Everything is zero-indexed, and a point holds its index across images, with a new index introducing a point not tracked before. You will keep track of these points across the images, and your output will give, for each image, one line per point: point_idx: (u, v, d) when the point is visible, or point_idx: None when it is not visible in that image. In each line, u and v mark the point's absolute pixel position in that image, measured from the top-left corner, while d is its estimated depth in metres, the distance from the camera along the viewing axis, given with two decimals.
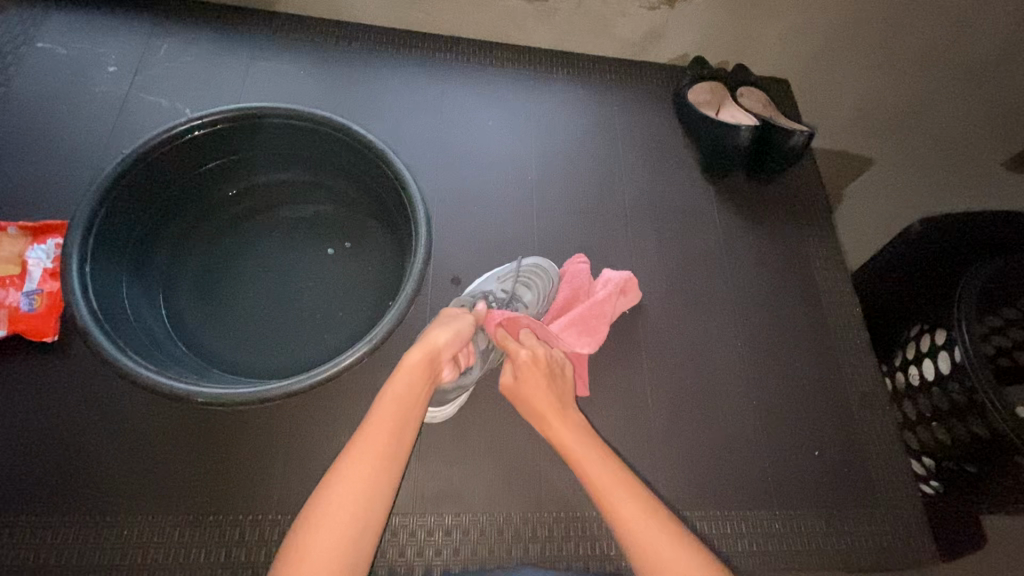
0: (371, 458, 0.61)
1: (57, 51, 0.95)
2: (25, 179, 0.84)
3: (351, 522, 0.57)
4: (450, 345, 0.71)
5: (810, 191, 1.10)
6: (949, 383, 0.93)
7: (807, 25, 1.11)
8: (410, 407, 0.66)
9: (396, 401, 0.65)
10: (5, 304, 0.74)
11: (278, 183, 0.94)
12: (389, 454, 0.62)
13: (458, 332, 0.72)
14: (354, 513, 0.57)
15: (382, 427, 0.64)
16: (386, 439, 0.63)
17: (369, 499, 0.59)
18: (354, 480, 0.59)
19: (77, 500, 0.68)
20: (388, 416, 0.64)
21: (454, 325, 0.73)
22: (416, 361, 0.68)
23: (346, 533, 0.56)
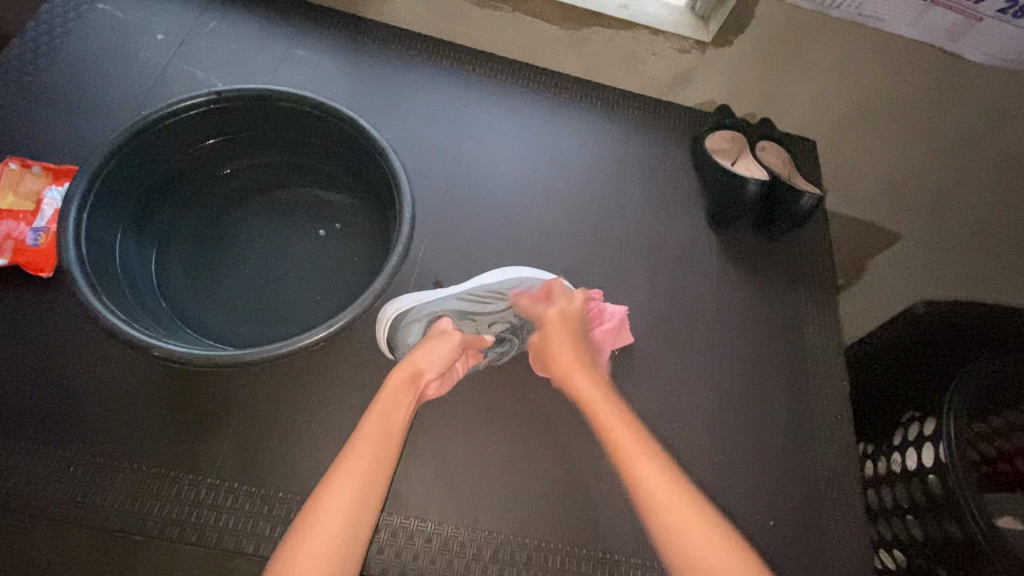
0: (357, 472, 0.65)
1: (115, 14, 1.02)
2: (58, 125, 0.90)
3: (347, 523, 0.62)
4: (432, 368, 0.77)
5: (819, 256, 1.08)
6: (929, 476, 0.88)
7: (841, 89, 1.09)
8: (394, 427, 0.71)
9: (379, 419, 0.71)
10: (14, 236, 0.79)
11: (284, 164, 0.99)
12: (374, 469, 0.66)
13: (440, 353, 0.78)
14: (347, 518, 0.62)
15: (369, 440, 0.68)
16: (372, 457, 0.67)
17: (361, 504, 0.63)
18: (344, 486, 0.63)
19: (32, 429, 0.71)
20: (375, 432, 0.69)
21: (437, 348, 0.78)
22: (399, 382, 0.74)
23: (342, 531, 0.61)
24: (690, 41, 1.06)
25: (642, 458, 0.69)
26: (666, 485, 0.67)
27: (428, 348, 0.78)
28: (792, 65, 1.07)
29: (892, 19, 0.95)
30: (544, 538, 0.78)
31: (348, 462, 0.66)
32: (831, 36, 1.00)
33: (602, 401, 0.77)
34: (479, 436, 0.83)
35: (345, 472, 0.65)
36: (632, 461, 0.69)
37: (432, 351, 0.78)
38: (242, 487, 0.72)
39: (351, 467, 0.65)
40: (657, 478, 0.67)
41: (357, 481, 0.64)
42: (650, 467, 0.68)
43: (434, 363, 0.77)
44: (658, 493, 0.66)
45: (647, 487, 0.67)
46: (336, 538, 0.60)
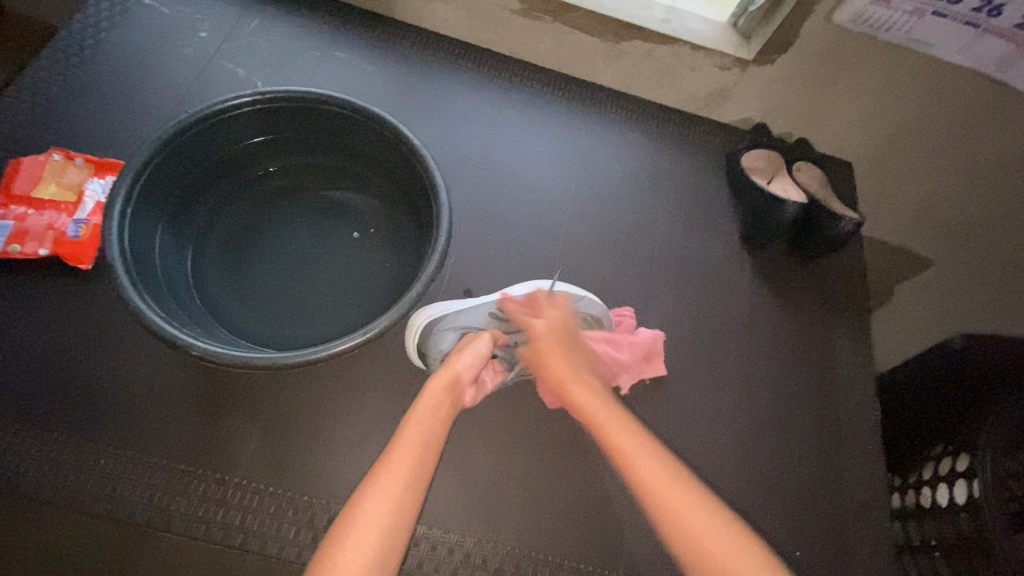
0: (398, 482, 0.65)
1: (160, 10, 1.03)
2: (102, 119, 0.91)
3: (388, 530, 0.62)
4: (469, 370, 0.78)
5: (851, 280, 1.06)
6: (962, 513, 0.87)
7: (882, 113, 1.08)
8: (434, 437, 0.71)
9: (420, 423, 0.71)
10: (55, 227, 0.80)
11: (321, 167, 0.99)
12: (414, 478, 0.66)
13: (476, 355, 0.79)
14: (387, 527, 0.62)
15: (411, 449, 0.68)
16: (412, 465, 0.67)
17: (399, 513, 0.63)
18: (386, 494, 0.64)
19: (66, 421, 0.72)
20: (415, 441, 0.69)
21: (473, 348, 0.79)
22: (443, 389, 0.75)
23: (382, 537, 0.61)
24: (731, 58, 1.05)
25: (640, 461, 0.69)
26: (666, 487, 0.66)
27: (466, 353, 0.79)
28: (834, 86, 1.05)
29: (941, 46, 0.93)
30: (566, 557, 0.77)
31: (389, 468, 0.66)
32: (876, 59, 0.99)
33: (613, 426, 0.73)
34: (504, 449, 0.82)
35: (387, 480, 0.65)
36: (627, 463, 0.70)
37: (470, 356, 0.79)
38: (269, 488, 0.72)
39: (392, 474, 0.65)
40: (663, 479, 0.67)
41: (398, 488, 0.64)
42: (652, 470, 0.68)
43: (471, 366, 0.78)
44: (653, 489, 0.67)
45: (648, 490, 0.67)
46: (375, 548, 0.60)
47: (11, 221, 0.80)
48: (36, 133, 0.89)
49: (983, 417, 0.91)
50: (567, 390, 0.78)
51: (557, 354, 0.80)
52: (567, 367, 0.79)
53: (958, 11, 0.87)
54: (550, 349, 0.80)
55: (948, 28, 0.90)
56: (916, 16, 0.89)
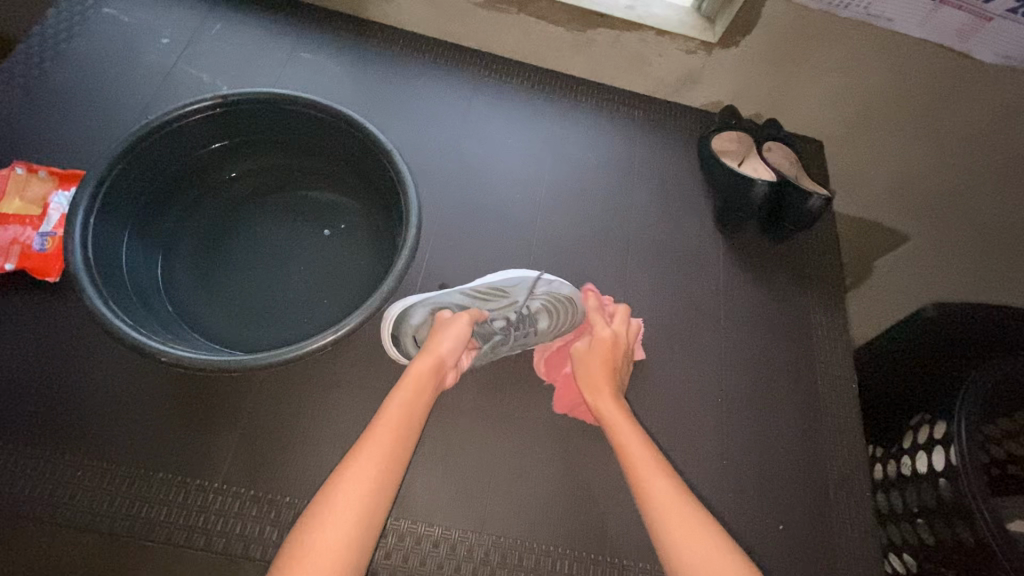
0: (377, 463, 0.66)
1: (120, 17, 1.02)
2: (64, 130, 0.90)
3: (362, 512, 0.62)
4: (452, 352, 0.78)
5: (825, 257, 1.07)
6: (941, 480, 0.88)
7: (849, 90, 1.09)
8: (415, 416, 0.72)
9: (403, 405, 0.71)
10: (20, 240, 0.79)
11: (288, 167, 0.99)
12: (393, 458, 0.67)
13: (457, 336, 0.79)
14: (364, 509, 0.63)
15: (394, 428, 0.69)
16: (391, 442, 0.68)
17: (376, 493, 0.64)
18: (365, 475, 0.64)
19: (38, 435, 0.71)
20: (397, 424, 0.70)
21: (455, 330, 0.79)
22: (428, 369, 0.75)
23: (356, 519, 0.62)
24: (696, 42, 1.05)
25: (655, 476, 0.71)
26: (675, 501, 0.68)
27: (448, 335, 0.79)
28: (799, 65, 1.06)
29: (901, 21, 0.94)
30: (552, 544, 0.78)
31: (370, 448, 0.67)
32: (839, 36, 0.99)
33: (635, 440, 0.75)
34: (486, 440, 0.82)
35: (368, 461, 0.66)
36: (641, 475, 0.72)
37: (452, 338, 0.79)
38: (249, 492, 0.72)
39: (372, 454, 0.66)
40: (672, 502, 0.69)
41: (378, 466, 0.65)
42: (657, 486, 0.70)
43: (454, 348, 0.78)
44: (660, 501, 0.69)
45: (660, 508, 0.68)
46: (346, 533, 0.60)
47: None
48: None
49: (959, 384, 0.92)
50: (597, 399, 0.80)
51: (601, 367, 0.82)
52: (609, 381, 0.81)
53: None
54: (601, 363, 0.83)
55: (906, 1, 0.91)
56: None
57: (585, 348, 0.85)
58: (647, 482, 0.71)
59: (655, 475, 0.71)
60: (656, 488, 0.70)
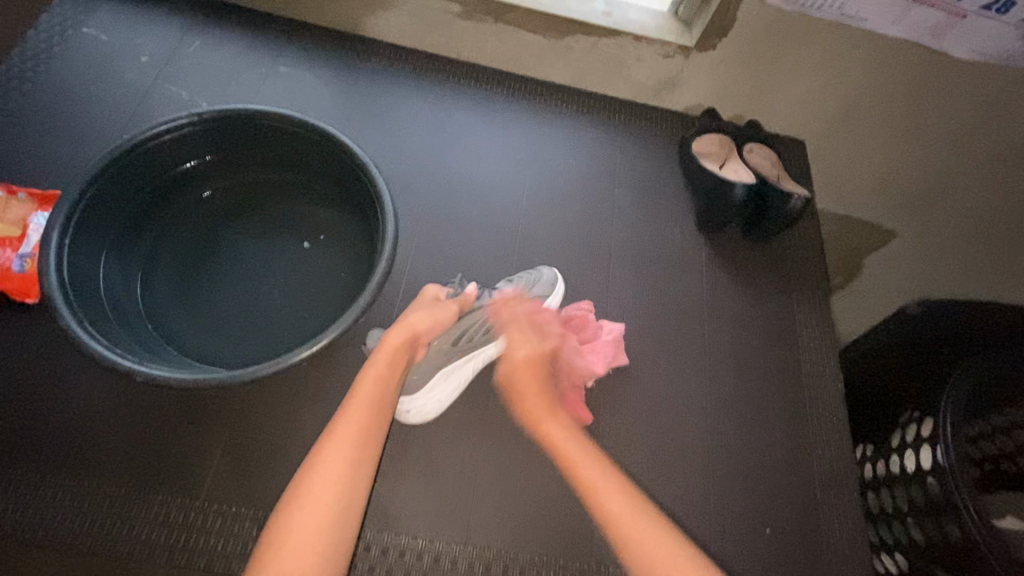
0: (350, 440, 0.69)
1: (99, 37, 1.02)
2: (44, 151, 0.91)
3: (345, 484, 0.66)
4: (427, 331, 0.82)
5: (809, 256, 1.07)
6: (929, 479, 0.87)
7: (827, 90, 1.09)
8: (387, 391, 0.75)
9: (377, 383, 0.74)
10: (0, 262, 0.79)
11: (266, 182, 0.98)
12: (366, 437, 0.70)
13: (435, 318, 0.83)
14: (341, 489, 0.65)
15: (364, 406, 0.72)
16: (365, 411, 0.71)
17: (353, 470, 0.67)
18: (339, 456, 0.67)
19: (17, 459, 0.71)
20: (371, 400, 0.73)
21: (434, 311, 0.83)
22: (401, 343, 0.78)
23: (340, 490, 0.65)
24: (674, 46, 1.06)
25: (608, 492, 0.71)
26: (637, 519, 0.68)
27: (425, 313, 0.83)
28: (776, 67, 1.06)
29: (875, 20, 0.95)
30: (538, 554, 0.77)
31: (343, 428, 0.69)
32: (815, 37, 1.00)
33: (579, 448, 0.76)
34: (470, 450, 0.82)
35: (340, 439, 0.68)
36: (596, 492, 0.72)
37: (429, 317, 0.83)
38: (231, 508, 0.72)
39: (344, 433, 0.69)
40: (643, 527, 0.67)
41: (356, 437, 0.69)
42: (614, 507, 0.70)
43: (429, 328, 0.82)
44: (629, 531, 0.67)
45: (617, 527, 0.68)
46: (325, 514, 0.63)
47: None
48: None
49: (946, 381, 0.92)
50: (544, 427, 0.78)
51: (536, 386, 0.82)
52: (551, 403, 0.80)
53: None
54: (533, 373, 0.83)
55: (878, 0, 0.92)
56: None
57: (519, 361, 0.84)
58: (602, 501, 0.71)
59: (614, 495, 0.71)
60: (621, 513, 0.69)
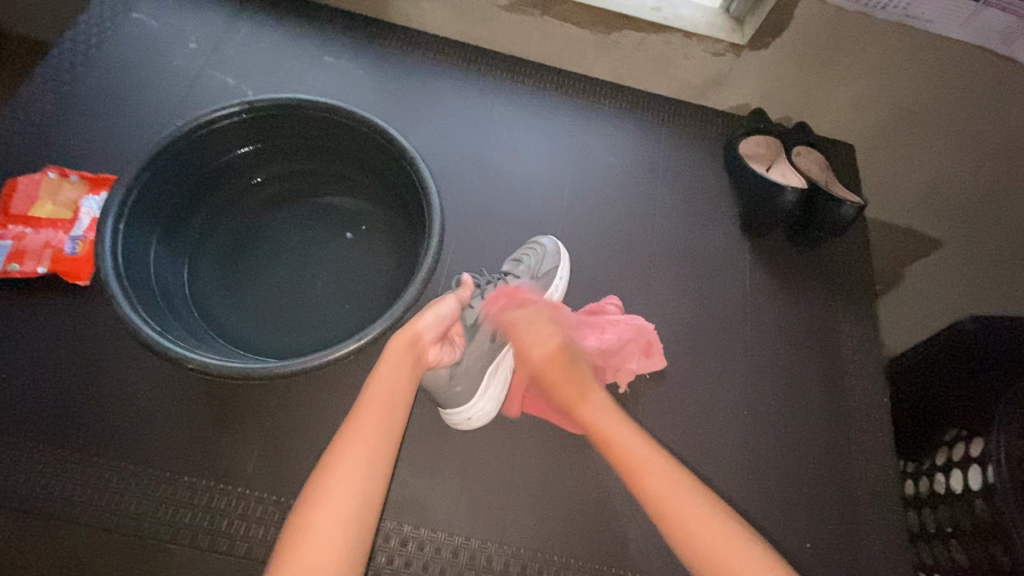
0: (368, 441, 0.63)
1: (148, 23, 1.03)
2: (95, 135, 0.92)
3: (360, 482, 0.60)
4: (429, 331, 0.74)
5: (855, 263, 1.04)
6: (977, 501, 0.85)
7: (882, 93, 1.06)
8: (401, 391, 0.70)
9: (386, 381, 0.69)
10: (52, 244, 0.81)
11: (310, 173, 0.99)
12: (383, 439, 0.65)
13: (439, 315, 0.76)
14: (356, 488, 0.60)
15: (381, 408, 0.67)
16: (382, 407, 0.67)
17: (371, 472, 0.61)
18: (355, 454, 0.62)
19: (66, 439, 0.72)
20: (382, 397, 0.67)
21: (435, 309, 0.75)
22: (402, 344, 0.72)
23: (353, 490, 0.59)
24: (725, 44, 1.03)
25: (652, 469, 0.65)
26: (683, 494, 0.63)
27: (425, 313, 0.75)
28: (830, 68, 1.03)
29: (941, 23, 0.91)
30: (572, 556, 0.77)
31: (359, 431, 0.64)
32: (874, 38, 0.97)
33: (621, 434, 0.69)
34: (506, 449, 0.82)
35: (356, 440, 0.63)
36: (638, 474, 0.66)
37: (431, 316, 0.75)
38: (272, 497, 0.72)
39: (362, 436, 0.64)
40: (698, 511, 0.61)
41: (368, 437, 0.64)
42: (666, 485, 0.64)
43: (431, 326, 0.74)
44: (678, 508, 0.62)
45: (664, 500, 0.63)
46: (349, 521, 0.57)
47: (9, 240, 0.80)
48: (29, 153, 0.89)
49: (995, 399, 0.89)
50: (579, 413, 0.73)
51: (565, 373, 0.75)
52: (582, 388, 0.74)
53: None
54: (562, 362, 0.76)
55: (947, 2, 0.88)
56: None
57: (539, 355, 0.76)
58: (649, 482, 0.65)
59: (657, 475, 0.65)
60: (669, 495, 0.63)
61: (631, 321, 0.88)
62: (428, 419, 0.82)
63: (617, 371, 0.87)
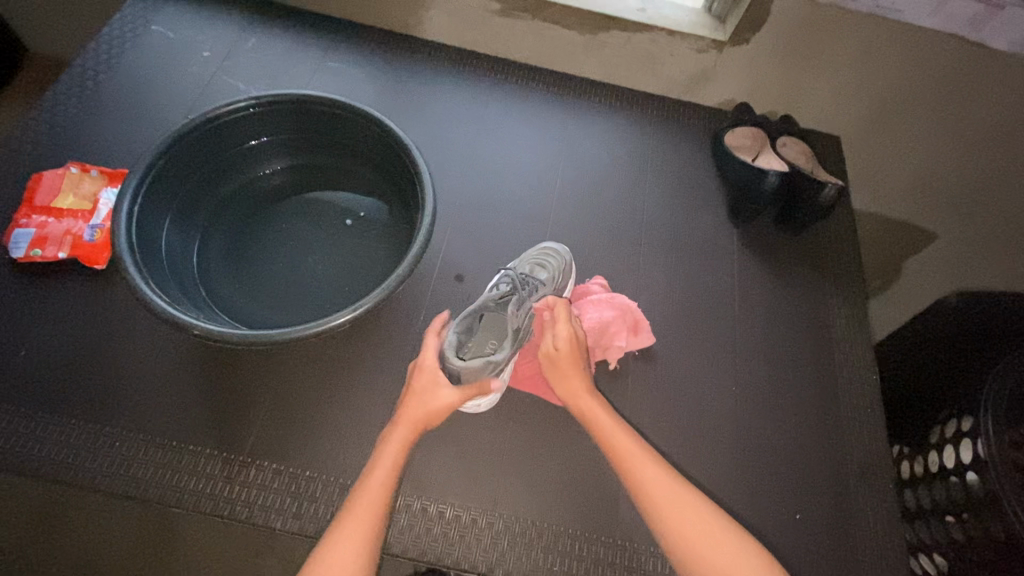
0: (358, 539, 0.65)
1: (167, 34, 1.11)
2: (115, 134, 0.98)
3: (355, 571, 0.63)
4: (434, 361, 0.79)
5: (842, 248, 1.06)
6: (968, 474, 0.86)
7: (863, 84, 1.09)
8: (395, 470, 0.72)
9: (389, 467, 0.71)
10: (73, 232, 0.86)
11: (314, 167, 1.06)
12: (377, 526, 0.67)
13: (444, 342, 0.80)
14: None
15: (374, 493, 0.69)
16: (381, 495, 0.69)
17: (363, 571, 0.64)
18: (350, 545, 0.64)
19: (78, 408, 0.76)
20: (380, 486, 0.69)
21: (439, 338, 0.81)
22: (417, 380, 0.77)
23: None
24: (707, 41, 1.08)
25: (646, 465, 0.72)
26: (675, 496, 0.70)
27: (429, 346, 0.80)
28: (811, 61, 1.07)
29: (910, 13, 0.96)
30: (563, 526, 0.78)
31: (350, 520, 0.66)
32: (850, 30, 1.01)
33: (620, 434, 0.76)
34: (498, 425, 0.84)
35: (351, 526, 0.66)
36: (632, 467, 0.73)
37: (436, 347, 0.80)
38: (272, 465, 0.75)
39: (356, 520, 0.66)
40: (685, 504, 0.69)
41: (363, 529, 0.66)
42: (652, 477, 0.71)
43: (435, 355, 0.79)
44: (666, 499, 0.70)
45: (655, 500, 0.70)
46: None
47: (33, 229, 0.86)
48: (54, 151, 0.96)
49: (984, 379, 0.90)
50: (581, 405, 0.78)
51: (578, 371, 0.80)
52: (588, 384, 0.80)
53: None
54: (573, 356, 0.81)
55: None
56: None
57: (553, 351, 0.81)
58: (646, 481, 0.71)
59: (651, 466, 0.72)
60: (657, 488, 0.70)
61: (614, 301, 0.92)
62: None
63: (605, 349, 0.89)
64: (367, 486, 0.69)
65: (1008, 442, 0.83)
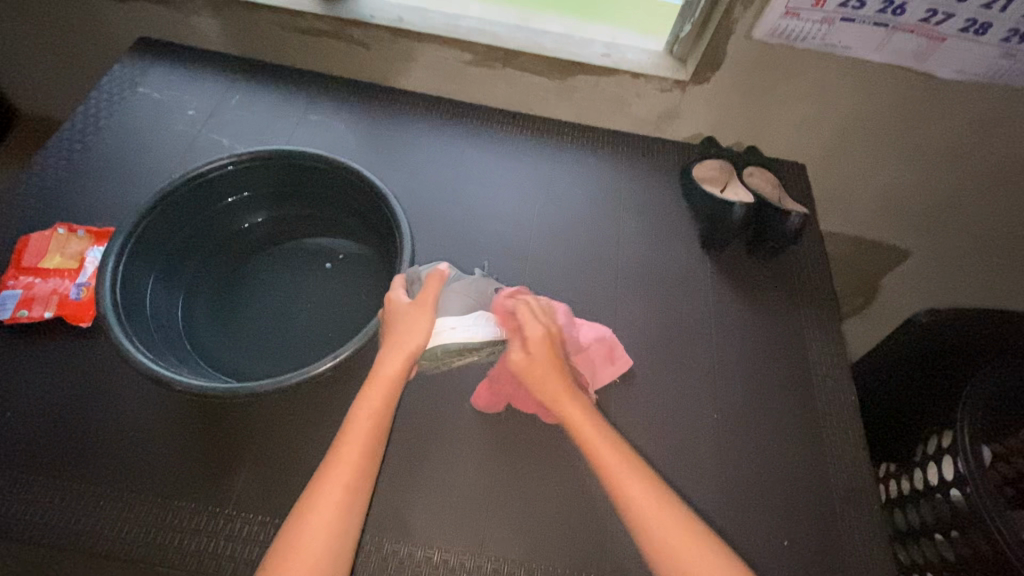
0: (341, 484, 0.69)
1: (152, 95, 1.15)
2: (102, 194, 1.01)
3: (341, 511, 0.68)
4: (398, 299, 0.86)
5: (812, 272, 1.10)
6: (952, 491, 0.87)
7: (820, 115, 1.15)
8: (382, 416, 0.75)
9: (371, 414, 0.74)
10: (59, 291, 0.88)
11: (296, 217, 1.11)
12: (362, 465, 0.71)
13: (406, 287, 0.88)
14: (339, 512, 0.67)
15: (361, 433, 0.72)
16: (369, 431, 0.73)
17: (348, 507, 0.69)
18: (334, 484, 0.69)
19: (61, 470, 0.77)
20: (367, 428, 0.73)
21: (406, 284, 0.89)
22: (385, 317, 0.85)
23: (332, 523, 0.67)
24: (670, 81, 1.13)
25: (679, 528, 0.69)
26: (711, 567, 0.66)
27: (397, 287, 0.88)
28: (769, 96, 1.13)
29: (858, 48, 1.01)
30: (551, 565, 0.78)
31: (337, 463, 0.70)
32: (803, 68, 1.07)
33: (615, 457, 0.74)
34: (484, 464, 0.85)
35: (337, 465, 0.70)
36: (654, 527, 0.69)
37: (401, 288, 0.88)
38: (258, 517, 0.75)
39: (342, 463, 0.70)
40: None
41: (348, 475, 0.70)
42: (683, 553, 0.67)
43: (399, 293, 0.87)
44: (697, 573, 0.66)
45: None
46: (319, 557, 0.65)
47: (19, 290, 0.88)
48: (42, 212, 0.98)
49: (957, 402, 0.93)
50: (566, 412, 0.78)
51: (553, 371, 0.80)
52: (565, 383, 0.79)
53: (865, 14, 0.95)
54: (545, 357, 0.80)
55: (859, 30, 0.98)
56: (827, 24, 0.98)
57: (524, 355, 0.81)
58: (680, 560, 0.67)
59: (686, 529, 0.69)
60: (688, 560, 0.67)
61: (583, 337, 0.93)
62: (407, 439, 0.85)
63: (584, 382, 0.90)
64: (353, 425, 0.73)
65: (982, 462, 0.85)
